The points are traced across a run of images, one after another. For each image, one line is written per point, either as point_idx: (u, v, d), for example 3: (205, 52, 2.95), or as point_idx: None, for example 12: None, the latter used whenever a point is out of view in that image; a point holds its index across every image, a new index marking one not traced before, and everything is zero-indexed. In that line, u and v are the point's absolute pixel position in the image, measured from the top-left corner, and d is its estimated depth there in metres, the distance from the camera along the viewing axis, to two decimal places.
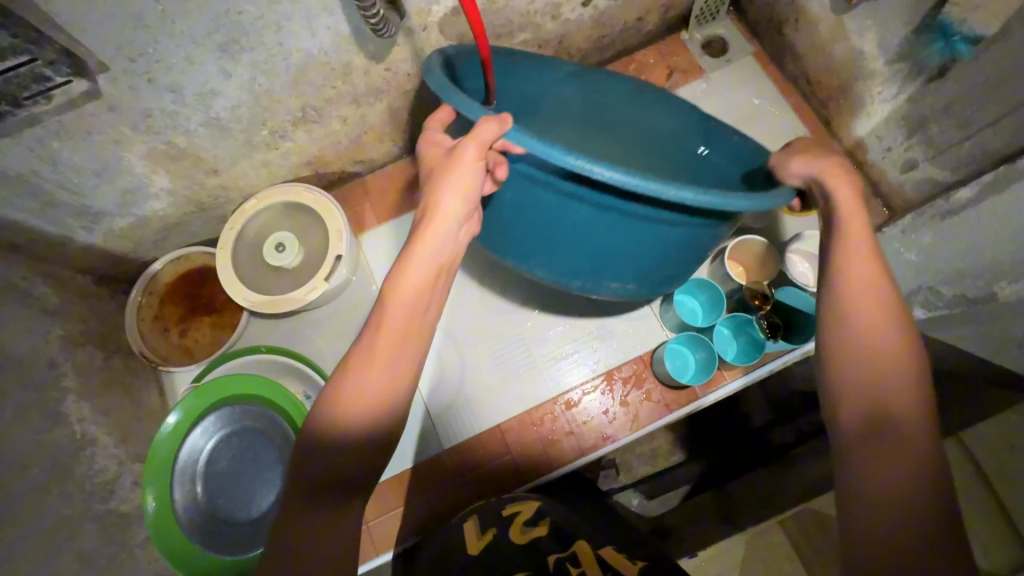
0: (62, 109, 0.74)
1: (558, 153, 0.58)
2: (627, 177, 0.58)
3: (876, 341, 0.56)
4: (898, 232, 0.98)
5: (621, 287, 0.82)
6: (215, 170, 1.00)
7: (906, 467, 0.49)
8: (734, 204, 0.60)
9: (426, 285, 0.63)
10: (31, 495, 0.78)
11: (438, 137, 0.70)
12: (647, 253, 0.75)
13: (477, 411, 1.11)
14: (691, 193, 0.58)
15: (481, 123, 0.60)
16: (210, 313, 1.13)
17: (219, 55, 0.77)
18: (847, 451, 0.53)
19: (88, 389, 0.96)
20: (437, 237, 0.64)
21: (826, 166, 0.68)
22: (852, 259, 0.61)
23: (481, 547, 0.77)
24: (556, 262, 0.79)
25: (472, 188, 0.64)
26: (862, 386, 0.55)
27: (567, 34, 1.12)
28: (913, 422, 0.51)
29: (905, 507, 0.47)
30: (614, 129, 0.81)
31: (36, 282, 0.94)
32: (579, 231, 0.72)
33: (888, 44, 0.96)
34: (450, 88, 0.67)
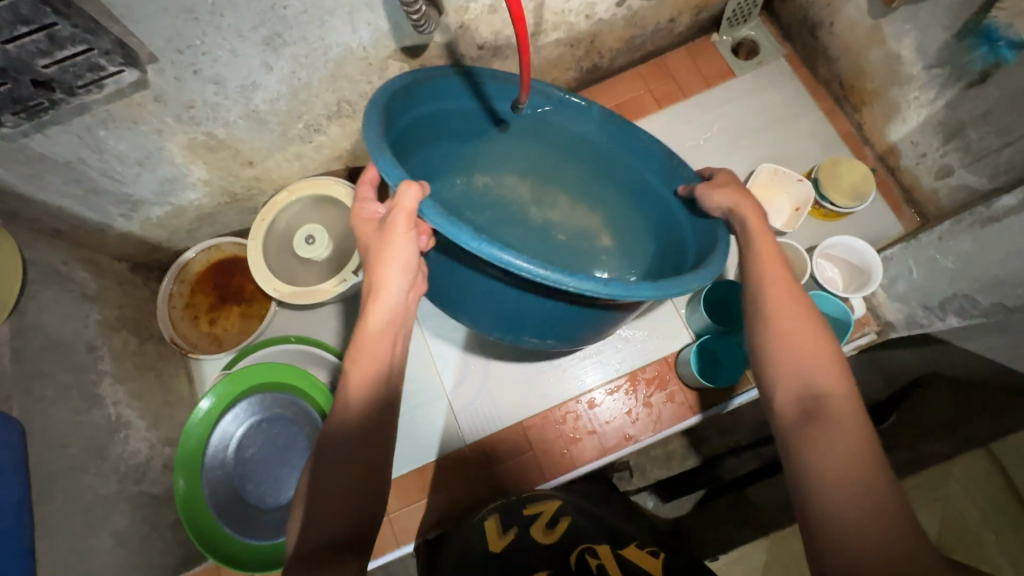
0: (111, 98, 0.76)
1: (466, 235, 0.64)
2: (534, 261, 0.64)
3: (794, 331, 0.60)
4: (935, 238, 0.96)
5: (541, 342, 0.88)
6: (250, 162, 1.02)
7: (844, 444, 0.51)
8: (630, 295, 0.67)
9: (381, 349, 0.64)
10: (67, 474, 0.81)
11: (367, 207, 0.69)
12: (562, 320, 0.81)
13: (499, 408, 1.12)
14: (590, 283, 0.66)
15: (401, 190, 0.62)
16: (240, 303, 1.15)
17: (263, 49, 0.79)
18: (790, 439, 0.54)
19: (124, 373, 0.98)
20: (382, 313, 0.64)
21: (740, 202, 0.75)
22: (764, 268, 0.67)
23: (502, 546, 0.77)
24: (479, 315, 0.85)
25: (411, 260, 0.65)
26: (789, 372, 0.58)
27: (600, 33, 1.12)
28: (842, 404, 0.54)
29: (849, 481, 0.48)
30: (578, 162, 1.01)
31: (75, 267, 0.96)
32: (504, 294, 0.79)
33: (927, 49, 0.95)
34: (380, 153, 0.69)
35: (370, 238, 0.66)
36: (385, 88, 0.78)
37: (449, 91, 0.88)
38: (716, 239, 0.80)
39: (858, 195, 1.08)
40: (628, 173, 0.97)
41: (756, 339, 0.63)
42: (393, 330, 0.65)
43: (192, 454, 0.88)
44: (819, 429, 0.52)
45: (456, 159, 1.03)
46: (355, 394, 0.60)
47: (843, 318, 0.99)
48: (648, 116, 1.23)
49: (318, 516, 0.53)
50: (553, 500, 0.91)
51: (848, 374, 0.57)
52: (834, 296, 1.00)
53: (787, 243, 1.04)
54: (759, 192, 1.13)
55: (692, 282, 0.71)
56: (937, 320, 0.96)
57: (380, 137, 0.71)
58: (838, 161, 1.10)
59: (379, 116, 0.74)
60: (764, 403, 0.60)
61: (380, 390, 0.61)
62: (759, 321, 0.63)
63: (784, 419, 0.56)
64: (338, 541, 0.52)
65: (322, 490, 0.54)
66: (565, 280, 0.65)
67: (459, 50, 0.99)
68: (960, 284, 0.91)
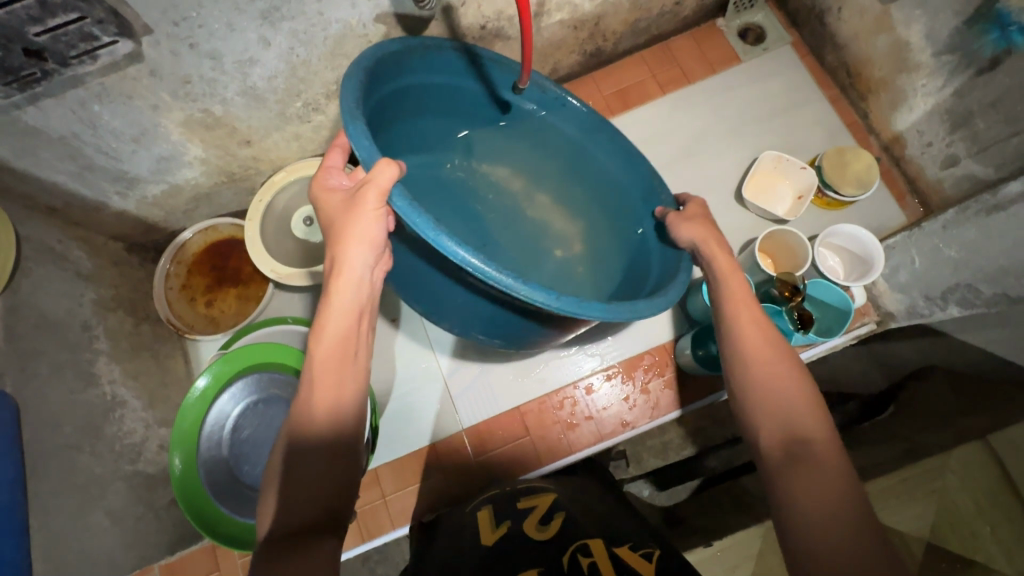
0: (105, 71, 0.74)
1: (424, 223, 0.62)
2: (487, 266, 0.63)
3: (770, 368, 0.60)
4: (939, 227, 0.96)
5: (488, 340, 0.86)
6: (247, 141, 1.00)
7: (832, 487, 0.51)
8: (580, 313, 0.66)
9: (348, 332, 0.59)
10: (61, 452, 0.80)
11: (332, 178, 0.66)
12: (510, 320, 0.81)
13: (496, 392, 1.11)
14: (542, 296, 0.65)
15: (379, 168, 0.60)
16: (237, 284, 1.14)
17: (261, 23, 0.77)
18: (776, 482, 0.54)
19: (119, 353, 0.97)
20: (347, 290, 0.60)
21: (705, 236, 0.76)
22: (738, 304, 0.66)
23: (494, 539, 0.77)
24: (430, 305, 0.83)
25: (378, 238, 0.61)
26: (771, 413, 0.58)
27: (604, 15, 1.10)
28: (825, 444, 0.54)
29: (841, 527, 0.48)
30: (559, 164, 1.01)
31: (70, 245, 0.95)
32: (450, 290, 0.79)
33: (936, 35, 0.94)
34: (353, 120, 0.67)
35: (335, 210, 0.62)
36: (376, 49, 0.76)
37: (441, 62, 0.86)
38: (678, 269, 0.81)
39: (862, 183, 1.07)
40: (608, 184, 0.98)
41: (736, 376, 0.62)
42: (359, 305, 0.60)
43: (188, 431, 0.88)
44: (805, 473, 0.52)
45: (438, 136, 0.99)
46: (320, 379, 0.57)
47: (843, 306, 0.98)
48: (651, 103, 1.22)
49: (292, 502, 0.52)
50: (547, 493, 0.88)
51: (824, 410, 0.57)
52: (835, 284, 0.99)
53: (791, 230, 1.01)
54: (763, 179, 1.14)
55: (644, 310, 0.72)
56: (938, 311, 0.95)
57: (354, 104, 0.69)
58: (843, 149, 1.08)
59: (358, 85, 0.71)
60: (747, 441, 0.60)
61: (343, 367, 0.58)
62: (736, 359, 0.63)
63: (769, 460, 0.56)
64: (315, 526, 0.51)
65: (295, 475, 0.53)
66: (517, 289, 0.64)
67: (461, 30, 0.98)
68: (963, 274, 0.90)
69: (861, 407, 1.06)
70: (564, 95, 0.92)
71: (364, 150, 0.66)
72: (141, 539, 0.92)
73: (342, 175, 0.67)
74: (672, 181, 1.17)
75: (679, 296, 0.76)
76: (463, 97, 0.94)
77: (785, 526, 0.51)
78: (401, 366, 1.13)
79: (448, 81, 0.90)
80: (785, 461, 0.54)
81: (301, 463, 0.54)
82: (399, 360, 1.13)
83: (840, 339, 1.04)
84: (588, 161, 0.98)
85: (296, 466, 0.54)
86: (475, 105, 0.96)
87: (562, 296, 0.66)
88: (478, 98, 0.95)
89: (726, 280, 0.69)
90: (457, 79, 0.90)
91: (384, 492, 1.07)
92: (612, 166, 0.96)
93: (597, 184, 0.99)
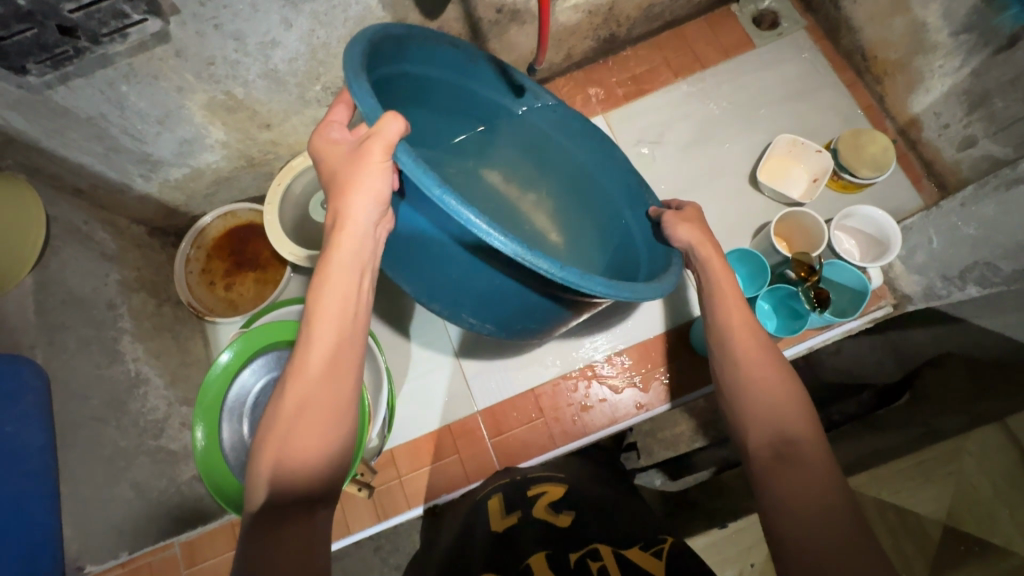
0: (134, 50, 0.76)
1: (429, 181, 0.62)
2: (486, 226, 0.62)
3: (757, 365, 0.62)
4: (958, 205, 0.98)
5: (479, 324, 0.85)
6: (267, 125, 1.02)
7: (815, 483, 0.52)
8: (581, 284, 0.65)
9: (346, 293, 0.59)
10: (88, 422, 0.83)
11: (334, 131, 0.66)
12: (504, 298, 0.79)
13: (510, 373, 1.12)
14: (546, 263, 0.64)
15: (384, 120, 0.61)
16: (255, 268, 1.16)
17: (283, 4, 0.79)
18: (764, 478, 0.55)
19: (143, 332, 0.99)
20: (347, 245, 0.60)
21: (701, 241, 0.75)
22: (727, 305, 0.68)
23: (505, 526, 0.79)
24: (421, 282, 0.82)
25: (382, 190, 0.61)
26: (759, 419, 0.59)
27: (618, 0, 1.11)
28: (811, 442, 0.56)
29: (821, 520, 0.50)
30: (550, 167, 1.03)
31: (95, 226, 0.97)
32: (443, 259, 0.77)
33: (954, 14, 0.94)
34: (357, 79, 0.67)
35: (337, 163, 0.63)
36: (380, 29, 0.75)
37: (440, 57, 0.87)
38: (668, 266, 0.80)
39: (877, 165, 1.06)
40: (597, 191, 0.99)
41: (727, 385, 0.63)
42: (360, 261, 0.61)
43: (211, 408, 0.89)
44: (791, 470, 0.54)
45: (431, 129, 0.99)
46: (318, 346, 0.57)
47: (860, 288, 0.98)
48: (665, 88, 1.22)
49: (284, 478, 0.53)
50: (558, 482, 0.88)
51: (813, 416, 0.58)
52: (851, 265, 0.98)
53: (805, 212, 1.01)
54: (777, 164, 1.14)
55: (644, 291, 0.70)
56: (955, 291, 0.99)
57: (358, 66, 0.68)
58: (859, 131, 1.08)
59: (362, 51, 0.71)
60: (736, 445, 0.60)
61: (343, 335, 0.58)
62: (728, 365, 0.64)
63: (756, 466, 0.56)
64: (304, 502, 0.53)
65: (288, 454, 0.53)
66: (521, 254, 0.63)
67: (477, 13, 0.99)
68: (982, 251, 0.94)
69: (876, 396, 1.10)
70: (551, 100, 0.96)
71: (366, 105, 0.65)
72: (163, 513, 0.94)
73: (343, 129, 0.67)
74: (687, 165, 1.18)
75: (673, 285, 0.75)
76: (459, 90, 0.95)
77: (773, 531, 0.52)
78: (417, 348, 1.14)
79: (446, 75, 0.91)
80: (773, 465, 0.55)
81: (302, 439, 0.54)
82: (415, 342, 1.14)
83: (856, 321, 1.04)
84: (573, 166, 1.00)
85: (291, 439, 0.54)
86: (472, 101, 0.97)
87: (564, 266, 0.65)
88: (473, 92, 0.96)
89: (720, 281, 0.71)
90: (456, 73, 0.91)
91: (399, 472, 1.09)
92: (600, 175, 0.97)
93: (584, 189, 1.01)
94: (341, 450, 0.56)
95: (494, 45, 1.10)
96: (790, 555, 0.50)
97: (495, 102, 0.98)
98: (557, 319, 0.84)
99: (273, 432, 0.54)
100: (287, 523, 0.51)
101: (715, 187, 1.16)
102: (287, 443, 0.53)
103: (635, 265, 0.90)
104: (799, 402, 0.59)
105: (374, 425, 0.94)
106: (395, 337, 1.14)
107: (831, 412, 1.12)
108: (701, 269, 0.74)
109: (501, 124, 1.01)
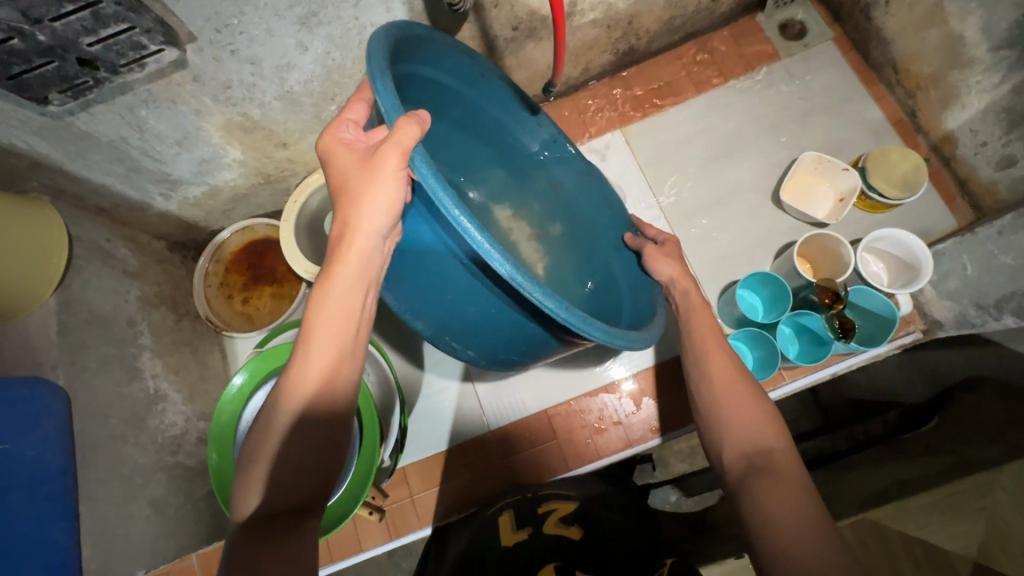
0: (152, 77, 0.77)
1: (446, 199, 0.58)
2: (494, 254, 0.59)
3: (731, 387, 0.67)
4: (995, 233, 0.93)
5: (460, 349, 0.82)
6: (283, 144, 1.02)
7: (790, 492, 0.56)
8: (582, 329, 0.63)
9: (352, 309, 0.58)
10: (109, 441, 0.85)
11: (348, 132, 0.63)
12: (498, 325, 0.76)
13: (525, 393, 1.11)
14: (552, 303, 0.61)
15: (401, 125, 0.56)
16: (271, 283, 1.17)
17: (298, 29, 0.79)
18: (744, 490, 0.58)
19: (162, 348, 1.01)
20: (355, 261, 0.58)
21: (682, 276, 0.81)
22: (700, 332, 0.73)
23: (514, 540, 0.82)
24: (410, 300, 0.78)
25: (397, 203, 0.59)
26: (730, 427, 0.64)
27: (638, 14, 1.08)
28: (788, 459, 0.59)
29: (797, 523, 0.53)
30: (540, 196, 1.02)
31: (117, 244, 0.99)
32: (440, 278, 0.73)
33: (993, 29, 0.90)
34: (381, 76, 0.62)
35: (349, 169, 0.59)
36: (403, 26, 0.71)
37: (459, 67, 0.84)
38: (654, 315, 0.80)
39: (908, 185, 1.02)
40: (587, 230, 0.97)
41: (702, 404, 0.68)
42: (367, 278, 0.59)
43: (225, 430, 0.88)
44: (764, 481, 0.57)
45: (443, 143, 0.95)
46: (318, 361, 0.55)
47: (890, 314, 0.93)
48: (685, 101, 1.19)
49: (281, 492, 0.53)
50: (569, 500, 0.90)
51: (781, 423, 0.63)
52: (878, 291, 0.94)
53: (828, 235, 0.97)
54: (801, 182, 1.10)
55: (634, 341, 0.69)
56: (991, 321, 0.92)
57: (384, 62, 0.64)
58: (889, 149, 1.04)
59: (386, 47, 0.66)
60: (712, 456, 0.65)
61: (344, 350, 0.57)
62: (704, 384, 0.69)
63: (731, 474, 0.61)
64: (295, 515, 0.53)
65: (282, 465, 0.53)
66: (527, 288, 0.60)
67: (493, 31, 0.98)
68: (1019, 282, 0.87)
69: (901, 416, 1.06)
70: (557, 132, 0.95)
71: (387, 106, 0.61)
72: (179, 528, 0.95)
73: (358, 130, 0.64)
74: (707, 182, 1.15)
75: (659, 336, 0.74)
76: (468, 105, 0.91)
77: (752, 531, 0.56)
78: (429, 366, 1.14)
79: (461, 87, 0.88)
80: (745, 474, 0.59)
81: (299, 453, 0.53)
82: (428, 360, 1.14)
83: (883, 348, 1.00)
84: (564, 198, 1.00)
85: (285, 455, 0.53)
86: (480, 119, 0.94)
87: (568, 307, 0.63)
88: (482, 109, 0.93)
89: (695, 313, 0.75)
90: (471, 86, 0.88)
91: (411, 490, 1.08)
92: (591, 214, 0.97)
93: (575, 225, 0.99)
94: (335, 467, 0.56)
95: (510, 61, 1.09)
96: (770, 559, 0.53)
97: (499, 120, 0.96)
98: (544, 353, 0.81)
99: (266, 444, 0.53)
100: (278, 536, 0.51)
101: (736, 205, 1.13)
102: (284, 457, 0.53)
103: (616, 310, 0.88)
104: (767, 413, 0.64)
105: (386, 447, 0.94)
106: (407, 354, 1.14)
107: (855, 431, 1.11)
108: (682, 303, 0.78)
109: (501, 144, 0.99)
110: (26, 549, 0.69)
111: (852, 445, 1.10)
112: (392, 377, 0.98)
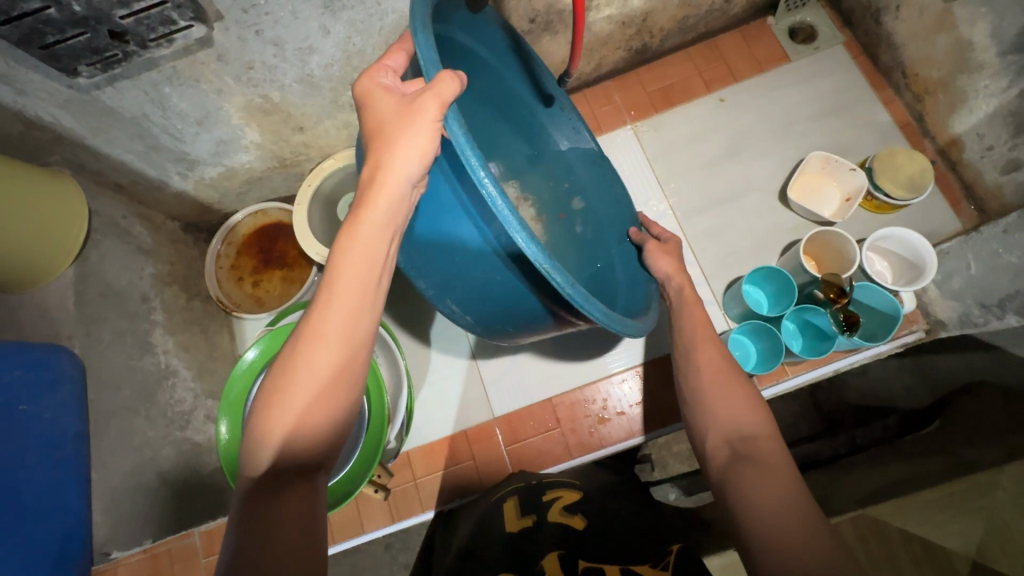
0: (178, 54, 0.79)
1: (474, 158, 0.58)
2: (514, 221, 0.58)
3: (718, 378, 0.68)
4: (1000, 232, 0.96)
5: (459, 313, 0.83)
6: (301, 128, 1.04)
7: (768, 476, 0.56)
8: (584, 307, 0.64)
9: (378, 258, 0.56)
10: (119, 412, 0.86)
11: (386, 78, 0.63)
12: (495, 292, 0.76)
13: (530, 382, 1.13)
14: (560, 277, 0.60)
15: (443, 79, 0.57)
16: (281, 266, 1.18)
17: (322, 12, 0.81)
18: (726, 479, 0.59)
19: (174, 325, 1.02)
20: (384, 206, 0.57)
21: (676, 272, 0.83)
22: (692, 326, 0.75)
23: (518, 528, 0.83)
24: (416, 257, 0.78)
25: (429, 153, 0.58)
26: (716, 417, 0.65)
27: (653, 12, 1.10)
28: (770, 446, 0.60)
29: (779, 508, 0.53)
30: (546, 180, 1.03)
31: (133, 221, 1.00)
32: (450, 237, 0.73)
33: (1003, 35, 0.91)
34: (423, 30, 0.62)
35: (387, 114, 0.59)
36: None
37: (486, 35, 0.86)
38: (648, 309, 0.82)
39: (914, 185, 1.03)
40: (595, 223, 1.00)
41: (690, 396, 0.69)
42: (393, 225, 0.57)
43: (236, 401, 0.89)
44: (746, 468, 0.58)
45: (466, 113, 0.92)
46: (341, 307, 0.53)
47: (894, 311, 0.94)
48: (696, 99, 1.21)
49: (294, 446, 0.51)
50: (575, 490, 0.91)
51: (765, 410, 0.64)
52: (880, 287, 0.95)
53: (833, 232, 0.98)
54: (809, 181, 1.12)
55: (631, 328, 0.70)
56: (993, 320, 0.95)
57: (426, 16, 0.63)
58: (895, 150, 1.05)
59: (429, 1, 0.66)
60: (698, 446, 0.66)
61: (365, 300, 0.55)
62: (692, 375, 0.70)
63: (716, 462, 0.61)
64: (306, 470, 0.52)
65: (303, 416, 0.52)
66: (541, 262, 0.59)
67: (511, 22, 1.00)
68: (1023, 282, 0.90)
69: (902, 420, 1.05)
70: (578, 122, 1.00)
71: (426, 57, 0.60)
72: (185, 503, 0.96)
73: (396, 79, 0.63)
74: (715, 179, 1.17)
75: (650, 327, 0.77)
76: (494, 77, 0.91)
77: (737, 516, 0.56)
78: (436, 353, 1.15)
79: (490, 56, 0.88)
80: (729, 462, 0.59)
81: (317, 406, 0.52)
82: (435, 347, 1.15)
83: (884, 346, 1.03)
84: (571, 181, 1.02)
85: (308, 403, 0.52)
86: (500, 93, 0.94)
87: (574, 284, 0.63)
88: (504, 82, 0.93)
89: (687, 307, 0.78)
90: (497, 56, 0.90)
91: (415, 475, 1.09)
92: (599, 204, 1.00)
93: (583, 211, 1.01)
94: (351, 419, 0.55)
95: None
96: (756, 548, 0.53)
97: (521, 96, 0.97)
98: (535, 329, 0.82)
99: (280, 390, 0.52)
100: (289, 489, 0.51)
101: (743, 203, 1.15)
102: (305, 405, 0.52)
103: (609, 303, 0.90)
104: (754, 402, 0.65)
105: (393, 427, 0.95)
106: (415, 340, 1.16)
107: (854, 435, 1.08)
108: (675, 297, 0.81)
109: (523, 123, 1.00)
110: (36, 511, 0.70)
111: (851, 449, 1.07)
112: (403, 363, 0.99)
